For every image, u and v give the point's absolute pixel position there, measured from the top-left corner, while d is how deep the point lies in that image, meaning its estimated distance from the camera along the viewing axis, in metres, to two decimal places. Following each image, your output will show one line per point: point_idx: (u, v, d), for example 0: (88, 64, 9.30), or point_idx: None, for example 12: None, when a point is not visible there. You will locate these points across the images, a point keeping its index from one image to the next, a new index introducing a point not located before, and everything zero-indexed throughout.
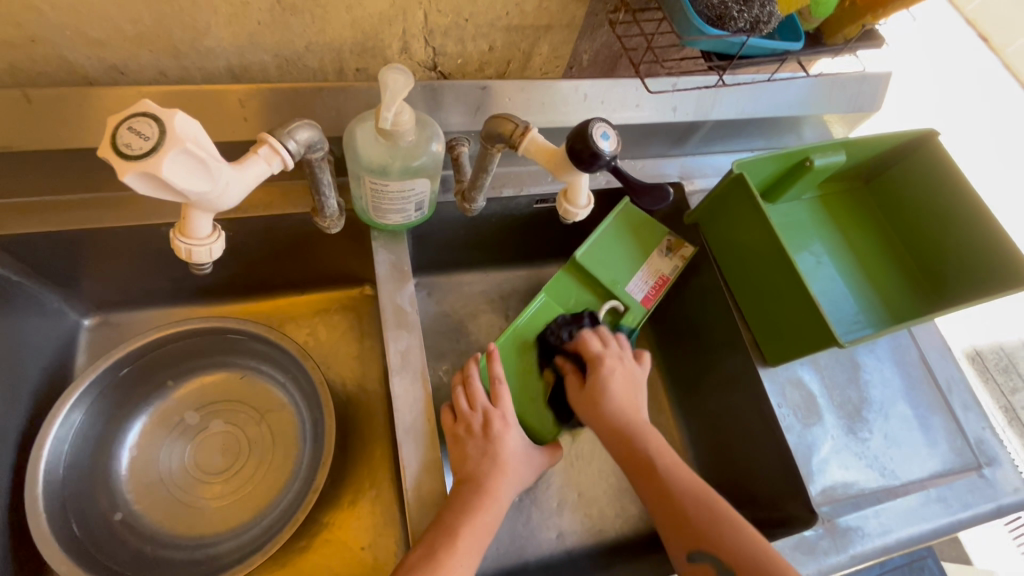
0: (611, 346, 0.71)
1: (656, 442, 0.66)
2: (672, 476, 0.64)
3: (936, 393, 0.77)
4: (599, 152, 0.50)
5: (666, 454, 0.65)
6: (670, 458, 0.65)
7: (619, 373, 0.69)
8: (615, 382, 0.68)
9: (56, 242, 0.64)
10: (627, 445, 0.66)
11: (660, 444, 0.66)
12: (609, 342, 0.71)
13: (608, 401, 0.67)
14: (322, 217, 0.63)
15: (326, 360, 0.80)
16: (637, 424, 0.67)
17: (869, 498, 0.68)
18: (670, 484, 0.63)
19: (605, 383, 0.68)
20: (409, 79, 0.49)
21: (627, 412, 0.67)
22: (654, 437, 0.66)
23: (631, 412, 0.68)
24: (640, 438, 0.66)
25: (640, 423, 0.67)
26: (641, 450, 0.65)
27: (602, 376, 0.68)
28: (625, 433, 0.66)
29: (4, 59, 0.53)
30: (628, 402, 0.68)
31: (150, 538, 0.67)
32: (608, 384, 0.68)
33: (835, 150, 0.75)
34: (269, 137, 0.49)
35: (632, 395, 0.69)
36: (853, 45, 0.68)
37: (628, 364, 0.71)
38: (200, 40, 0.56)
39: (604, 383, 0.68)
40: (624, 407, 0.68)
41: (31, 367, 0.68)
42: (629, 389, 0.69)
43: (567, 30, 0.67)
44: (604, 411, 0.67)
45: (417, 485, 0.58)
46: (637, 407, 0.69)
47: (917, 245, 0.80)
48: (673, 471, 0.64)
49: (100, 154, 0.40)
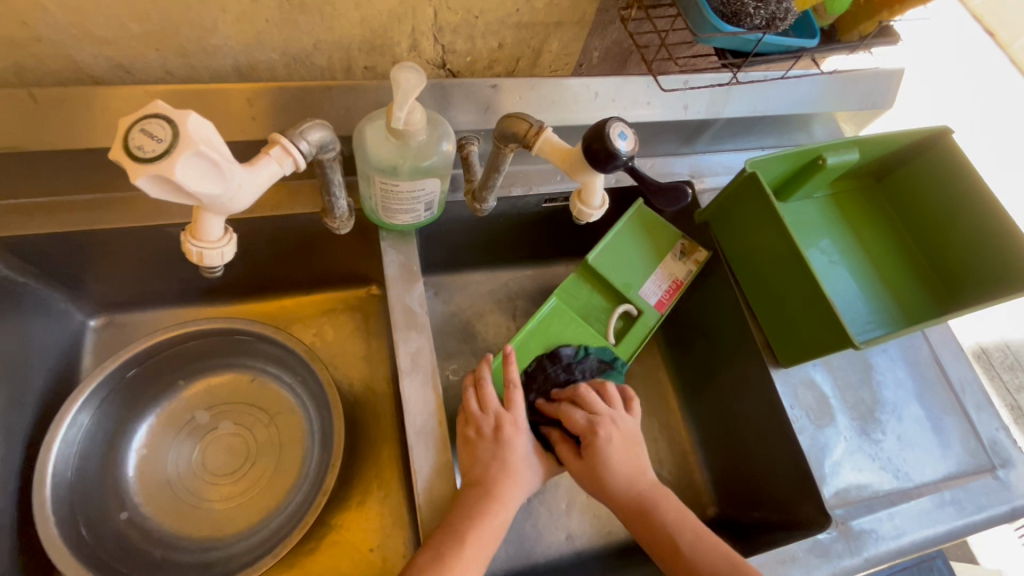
0: (598, 410, 0.67)
1: (675, 513, 0.62)
2: (697, 553, 0.59)
3: (950, 394, 0.76)
4: (616, 151, 0.49)
5: (685, 522, 0.61)
6: (691, 529, 0.61)
7: (617, 437, 0.65)
8: (616, 449, 0.64)
9: (62, 243, 0.63)
10: (643, 518, 0.62)
11: (677, 511, 0.62)
12: (595, 406, 0.67)
13: (613, 469, 0.63)
14: (332, 217, 0.62)
15: (333, 361, 0.79)
16: (648, 488, 0.63)
17: (883, 500, 0.67)
18: (697, 564, 0.58)
19: (605, 450, 0.63)
20: (421, 77, 0.48)
21: (634, 477, 0.63)
22: (670, 504, 0.62)
23: (638, 479, 0.63)
24: (655, 509, 0.62)
25: (653, 491, 0.63)
26: (658, 524, 0.61)
27: (600, 442, 0.64)
28: (637, 505, 0.62)
29: (10, 58, 0.52)
30: (633, 467, 0.64)
31: (158, 540, 0.67)
32: (608, 448, 0.64)
33: (848, 148, 0.74)
34: (281, 137, 0.48)
35: (635, 457, 0.65)
36: (870, 43, 0.66)
37: (622, 425, 0.67)
38: (207, 39, 0.55)
39: (603, 455, 0.63)
40: (631, 471, 0.64)
41: (37, 369, 0.67)
42: (630, 452, 0.65)
43: (578, 27, 0.66)
44: (613, 481, 0.63)
45: (428, 489, 0.57)
46: (644, 470, 0.65)
47: (932, 244, 0.79)
48: (696, 546, 0.60)
49: (112, 157, 0.39)
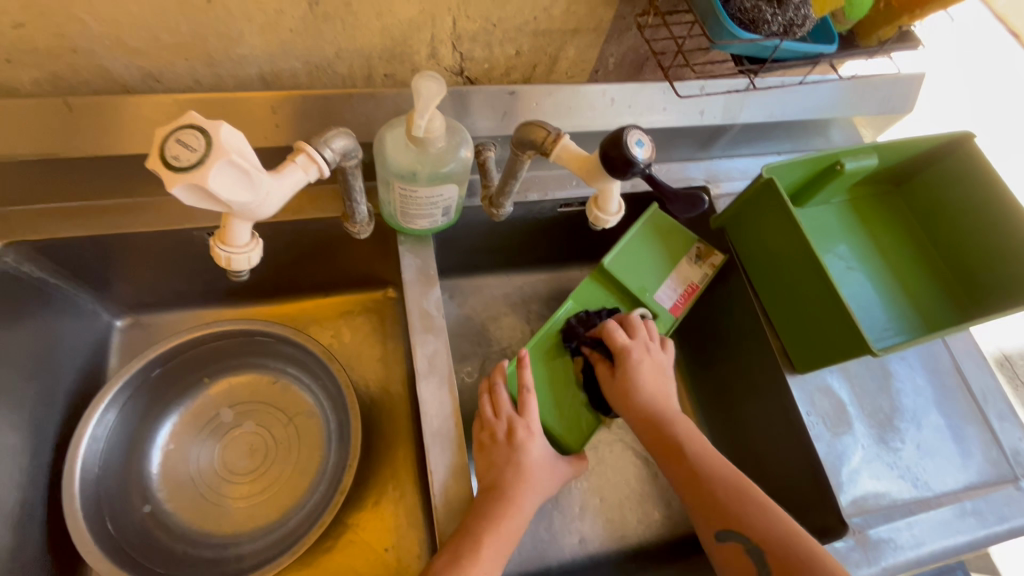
0: (640, 336, 0.70)
1: (686, 427, 0.66)
2: (703, 460, 0.64)
3: (970, 402, 0.75)
4: (633, 159, 0.49)
5: (695, 437, 0.65)
6: (699, 443, 0.65)
7: (648, 363, 0.69)
8: (645, 372, 0.68)
9: (93, 246, 0.65)
10: (658, 433, 0.66)
11: (689, 429, 0.66)
12: (635, 332, 0.71)
13: (639, 390, 0.67)
14: (352, 222, 0.63)
15: (350, 363, 0.80)
16: (668, 411, 0.67)
17: (901, 509, 0.66)
18: (701, 469, 0.63)
19: (636, 372, 0.68)
20: (441, 86, 0.49)
21: (658, 399, 0.68)
22: (684, 421, 0.67)
23: (661, 401, 0.68)
24: (670, 426, 0.66)
25: (671, 413, 0.67)
26: (672, 438, 0.65)
27: (634, 365, 0.68)
28: (654, 422, 0.66)
29: (46, 68, 0.54)
30: (657, 389, 0.68)
31: (180, 535, 0.69)
32: (637, 371, 0.68)
33: (867, 153, 0.74)
34: (306, 145, 0.49)
35: (660, 385, 0.69)
36: (888, 48, 0.67)
37: (656, 353, 0.70)
38: (233, 48, 0.57)
39: (634, 375, 0.68)
40: (654, 393, 0.68)
41: (67, 367, 0.69)
42: (657, 378, 0.69)
43: (594, 34, 0.66)
44: (636, 400, 0.67)
45: (444, 491, 0.58)
46: (666, 396, 0.69)
47: (953, 250, 0.78)
48: (702, 455, 0.64)
49: (149, 166, 0.41)
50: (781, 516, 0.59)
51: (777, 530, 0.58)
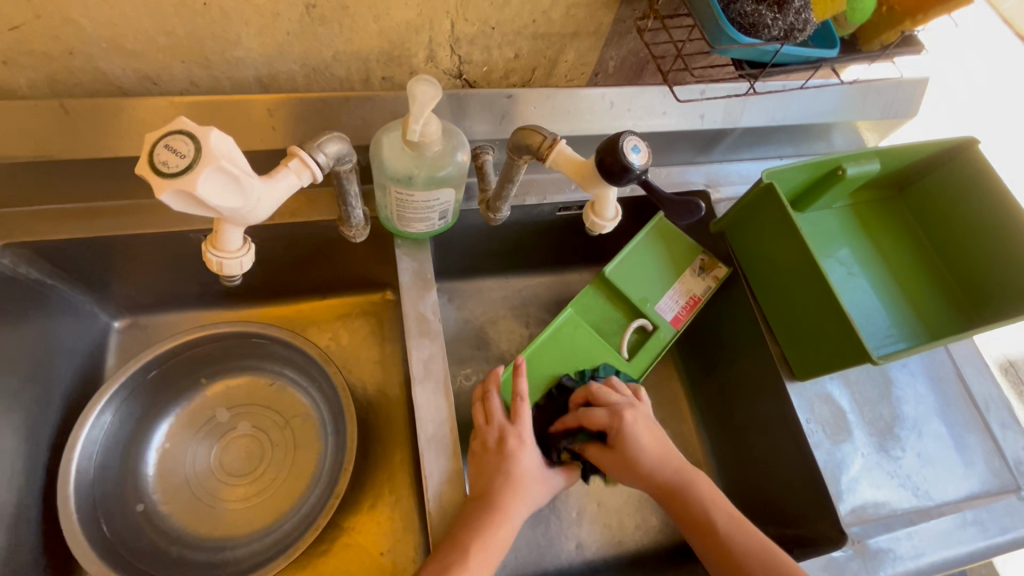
0: (615, 402, 0.66)
1: (709, 490, 0.64)
2: (732, 530, 0.61)
3: (973, 410, 0.74)
4: (629, 165, 0.49)
5: (719, 504, 0.63)
6: (725, 510, 0.62)
7: (642, 423, 0.65)
8: (644, 434, 0.65)
9: (89, 247, 0.65)
10: (679, 501, 0.63)
11: (711, 490, 0.64)
12: (609, 403, 0.66)
13: (644, 457, 0.64)
14: (348, 226, 0.63)
15: (348, 366, 0.80)
16: (681, 471, 0.64)
17: (901, 519, 0.65)
18: (731, 543, 0.60)
19: (635, 439, 0.64)
20: (437, 91, 0.48)
21: (665, 462, 0.65)
22: (703, 481, 0.64)
23: (673, 460, 0.65)
24: (691, 490, 0.63)
25: (687, 471, 0.65)
26: (695, 503, 0.63)
27: (629, 432, 0.64)
28: (673, 487, 0.64)
29: (42, 70, 0.55)
30: (660, 448, 0.65)
31: (174, 538, 0.68)
32: (636, 436, 0.64)
33: (869, 158, 0.73)
34: (299, 150, 0.49)
35: (664, 443, 0.66)
36: (892, 52, 0.66)
37: (643, 409, 0.67)
38: (230, 51, 0.57)
39: (633, 442, 0.64)
40: (660, 455, 0.65)
41: (65, 369, 0.69)
42: (655, 434, 0.66)
43: (594, 37, 0.66)
44: (647, 468, 0.64)
45: (438, 496, 0.58)
46: (674, 452, 0.66)
47: (955, 257, 0.77)
48: (730, 524, 0.62)
49: (138, 172, 0.41)
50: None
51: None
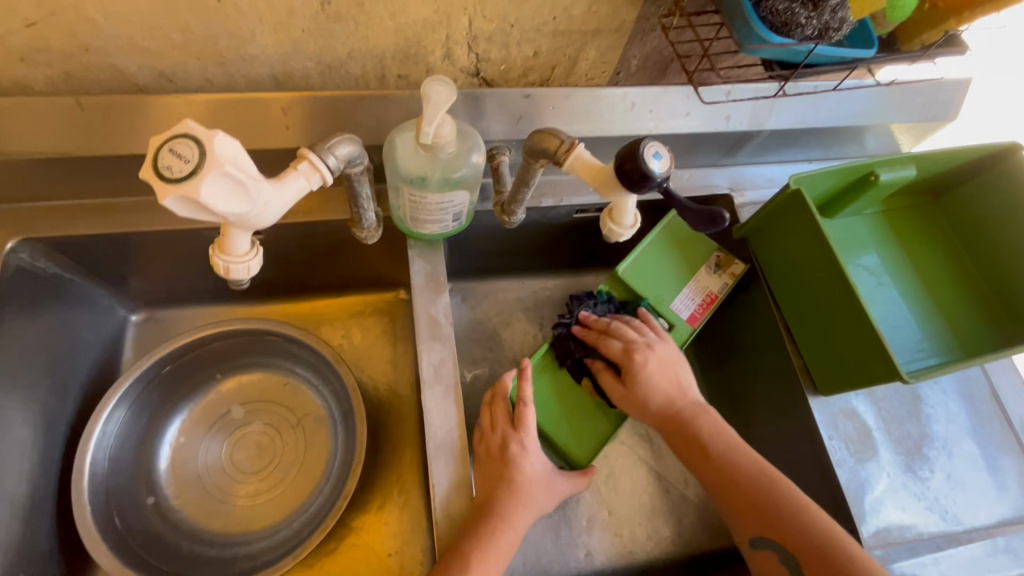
0: (633, 338, 0.68)
1: (710, 425, 0.65)
2: (731, 457, 0.62)
3: (1008, 431, 0.71)
4: (649, 173, 0.47)
5: (722, 434, 0.64)
6: (725, 440, 0.64)
7: (655, 360, 0.66)
8: (655, 373, 0.66)
9: (106, 243, 0.66)
10: (681, 433, 0.65)
11: (714, 425, 0.65)
12: (628, 335, 0.68)
13: (652, 391, 0.65)
14: (360, 227, 0.62)
15: (360, 364, 0.80)
16: (687, 407, 0.66)
17: (927, 544, 0.63)
18: (728, 470, 0.62)
19: (646, 375, 0.65)
20: (451, 91, 0.47)
21: (675, 396, 0.66)
22: (707, 416, 0.65)
23: (679, 396, 0.66)
24: (693, 424, 0.65)
25: (693, 406, 0.66)
26: (698, 433, 0.64)
27: (640, 367, 0.66)
28: (678, 420, 0.65)
29: (59, 67, 0.55)
30: (673, 386, 0.66)
31: (186, 532, 0.69)
32: (645, 372, 0.65)
33: (904, 164, 0.70)
34: (309, 153, 0.48)
35: (674, 379, 0.67)
36: (933, 52, 0.62)
37: (661, 348, 0.67)
38: (245, 48, 0.56)
39: (643, 378, 0.65)
40: (670, 391, 0.66)
41: (82, 362, 0.70)
42: (669, 372, 0.67)
43: (616, 35, 0.63)
44: (652, 404, 0.65)
45: (446, 504, 0.57)
46: (683, 390, 0.67)
47: (993, 269, 0.73)
48: (729, 453, 0.63)
49: (142, 176, 0.40)
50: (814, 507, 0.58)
51: (813, 532, 0.56)
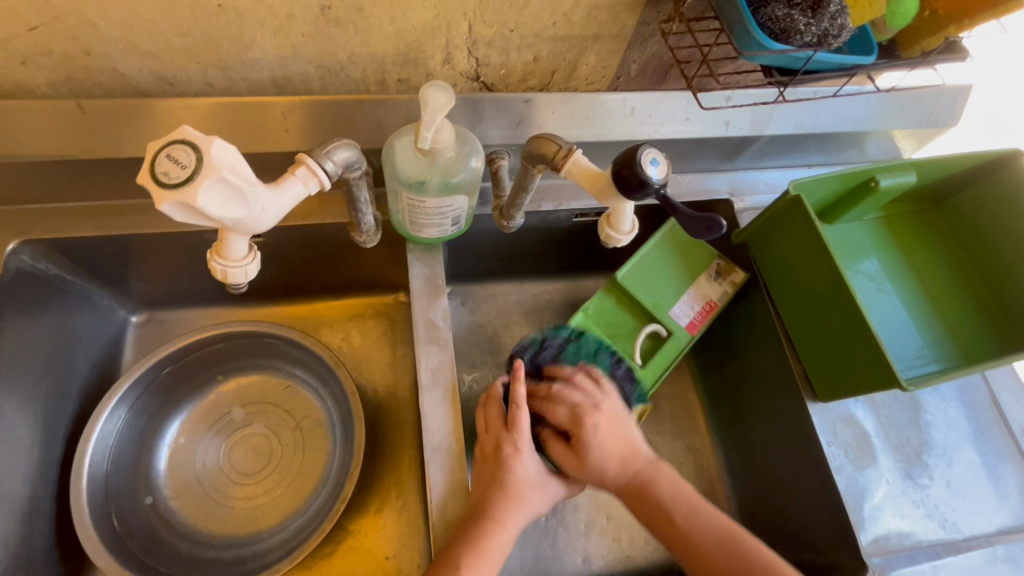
0: (577, 400, 0.64)
1: (669, 483, 0.61)
2: (693, 524, 0.59)
3: (1009, 439, 0.70)
4: (647, 178, 0.47)
5: (680, 496, 0.61)
6: (687, 501, 0.60)
7: (603, 421, 0.63)
8: (603, 434, 0.62)
9: (107, 245, 0.66)
10: (640, 497, 0.61)
11: (673, 485, 0.61)
12: (573, 396, 0.64)
13: (603, 454, 0.61)
14: (359, 231, 0.62)
15: (359, 367, 0.80)
16: (642, 466, 0.62)
17: (926, 551, 0.62)
18: (694, 536, 0.59)
19: (595, 439, 0.61)
20: (450, 96, 0.47)
21: (629, 456, 0.62)
22: (665, 474, 0.62)
23: (631, 457, 0.62)
24: (650, 486, 0.61)
25: (648, 465, 0.62)
26: (656, 498, 0.60)
27: (589, 430, 0.62)
28: (633, 484, 0.61)
29: (61, 71, 0.55)
30: (624, 447, 0.62)
31: (183, 535, 0.69)
32: (595, 434, 0.62)
33: (905, 170, 0.69)
34: (306, 157, 0.48)
35: (625, 437, 0.63)
36: (933, 59, 0.62)
37: (607, 407, 0.64)
38: (245, 52, 0.56)
39: (591, 442, 0.61)
40: (623, 452, 0.62)
41: (82, 363, 0.70)
42: (618, 430, 0.63)
43: (616, 40, 0.64)
44: (606, 468, 0.61)
45: (443, 508, 0.57)
46: (636, 446, 0.63)
47: (994, 275, 0.73)
48: (692, 519, 0.59)
49: (140, 181, 0.40)
50: (784, 569, 0.56)
51: None
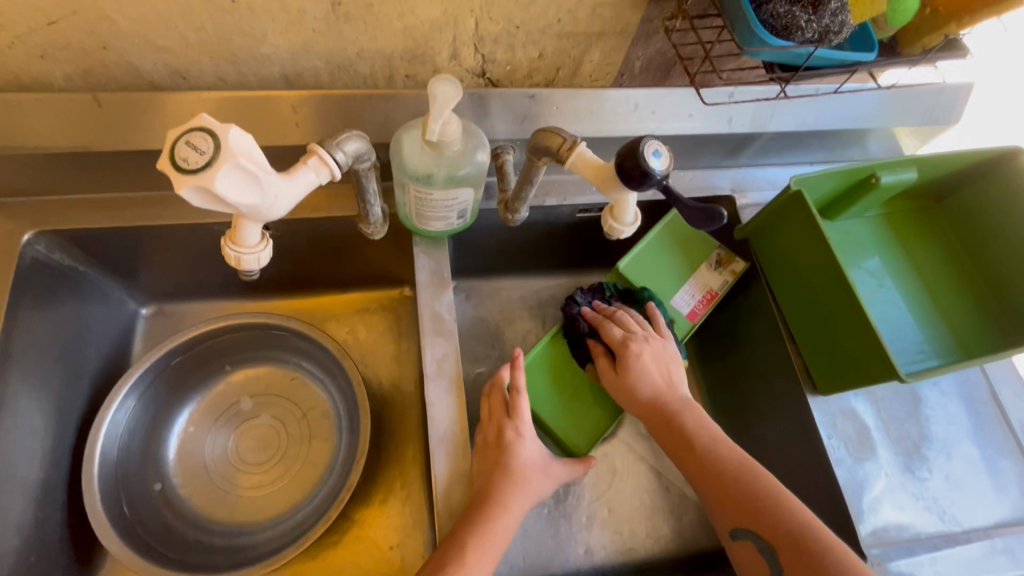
0: (632, 329, 0.68)
1: (695, 419, 0.65)
2: (713, 451, 0.62)
3: (1008, 433, 0.71)
4: (650, 170, 0.48)
5: (704, 427, 0.64)
6: (709, 434, 0.64)
7: (649, 352, 0.66)
8: (647, 363, 0.66)
9: (119, 237, 0.67)
10: (666, 425, 0.64)
11: (698, 418, 0.65)
12: (630, 326, 0.68)
13: (641, 381, 0.65)
14: (366, 223, 0.64)
15: (364, 360, 0.81)
16: (674, 401, 0.65)
17: (925, 543, 0.63)
18: (710, 462, 0.61)
19: (638, 364, 0.65)
20: (458, 90, 0.48)
21: (664, 389, 0.66)
22: (693, 413, 0.65)
23: (667, 388, 0.66)
24: (678, 416, 0.64)
25: (679, 400, 0.66)
26: (682, 428, 0.64)
27: (634, 355, 0.66)
28: (662, 413, 0.65)
29: (78, 65, 0.56)
30: (663, 378, 0.66)
31: (191, 522, 0.70)
32: (639, 360, 0.66)
33: (905, 167, 0.70)
34: (318, 148, 0.49)
35: (666, 372, 0.66)
36: (933, 56, 0.63)
37: (656, 340, 0.68)
38: (257, 47, 0.57)
39: (634, 366, 0.65)
40: (661, 382, 0.66)
41: (94, 353, 0.72)
42: (661, 365, 0.66)
43: (620, 37, 0.65)
44: (640, 393, 0.65)
45: (447, 496, 0.58)
46: (673, 384, 0.66)
47: (995, 272, 0.74)
48: (711, 445, 0.63)
49: (160, 167, 0.41)
50: (789, 498, 0.58)
51: (789, 520, 0.56)
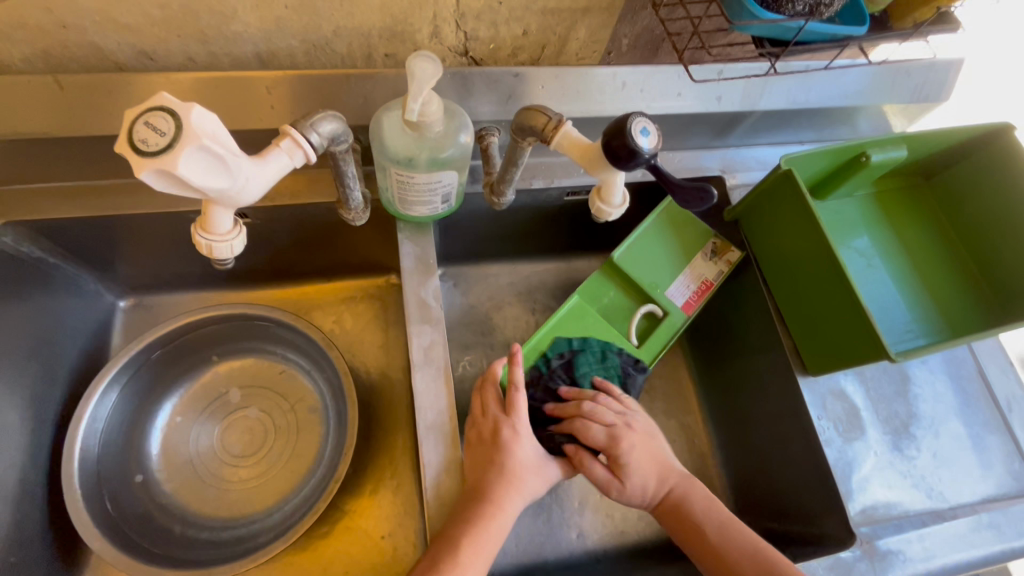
0: (612, 421, 0.64)
1: (704, 501, 0.62)
2: (725, 540, 0.59)
3: (995, 410, 0.72)
4: (637, 149, 0.47)
5: (714, 511, 0.61)
6: (718, 517, 0.61)
7: (638, 442, 0.64)
8: (638, 455, 0.63)
9: (90, 227, 0.65)
10: (675, 513, 0.62)
11: (706, 498, 0.62)
12: (606, 417, 0.64)
13: (641, 475, 0.63)
14: (347, 208, 0.62)
15: (351, 349, 0.79)
16: (677, 483, 0.63)
17: (912, 521, 0.63)
18: (725, 551, 0.59)
19: (632, 459, 0.63)
20: (438, 67, 0.46)
21: (662, 474, 0.64)
22: (698, 492, 0.63)
23: (667, 470, 0.64)
24: (687, 502, 0.62)
25: (682, 481, 0.63)
26: (692, 515, 0.61)
27: (626, 452, 0.62)
28: (668, 503, 0.63)
29: (36, 45, 0.54)
30: (658, 464, 0.64)
31: (177, 516, 0.69)
32: (631, 455, 0.63)
33: (895, 145, 0.70)
34: (291, 129, 0.47)
35: (658, 457, 0.64)
36: (925, 30, 0.62)
37: (638, 425, 0.65)
38: (228, 25, 0.55)
39: (629, 463, 0.62)
40: (657, 470, 0.64)
41: (69, 349, 0.69)
42: (650, 447, 0.64)
43: (606, 13, 0.63)
44: (643, 488, 0.63)
45: (436, 486, 0.57)
46: (668, 464, 0.65)
47: (978, 250, 0.74)
48: (721, 532, 0.60)
49: (116, 149, 0.39)
50: None
51: None
